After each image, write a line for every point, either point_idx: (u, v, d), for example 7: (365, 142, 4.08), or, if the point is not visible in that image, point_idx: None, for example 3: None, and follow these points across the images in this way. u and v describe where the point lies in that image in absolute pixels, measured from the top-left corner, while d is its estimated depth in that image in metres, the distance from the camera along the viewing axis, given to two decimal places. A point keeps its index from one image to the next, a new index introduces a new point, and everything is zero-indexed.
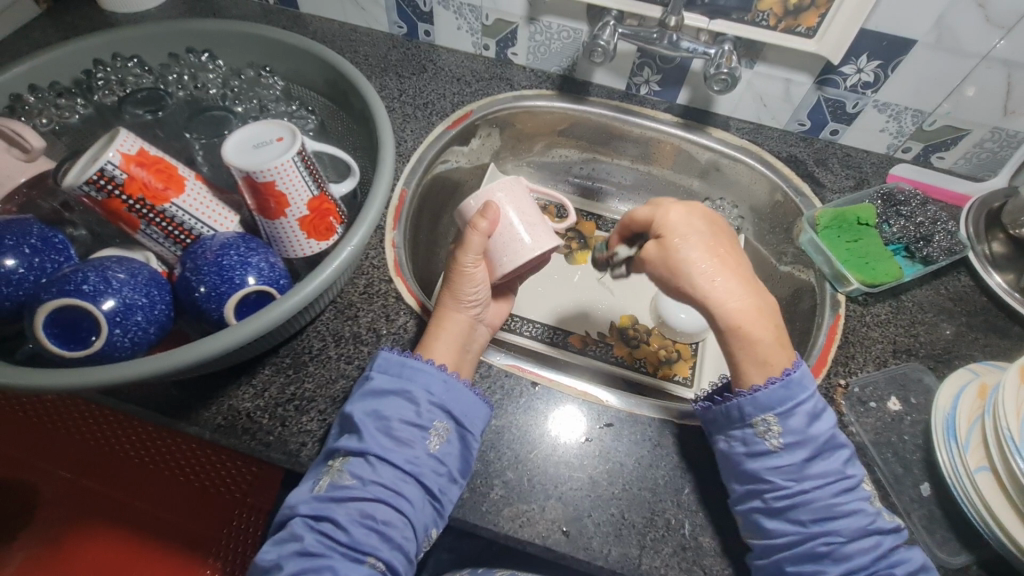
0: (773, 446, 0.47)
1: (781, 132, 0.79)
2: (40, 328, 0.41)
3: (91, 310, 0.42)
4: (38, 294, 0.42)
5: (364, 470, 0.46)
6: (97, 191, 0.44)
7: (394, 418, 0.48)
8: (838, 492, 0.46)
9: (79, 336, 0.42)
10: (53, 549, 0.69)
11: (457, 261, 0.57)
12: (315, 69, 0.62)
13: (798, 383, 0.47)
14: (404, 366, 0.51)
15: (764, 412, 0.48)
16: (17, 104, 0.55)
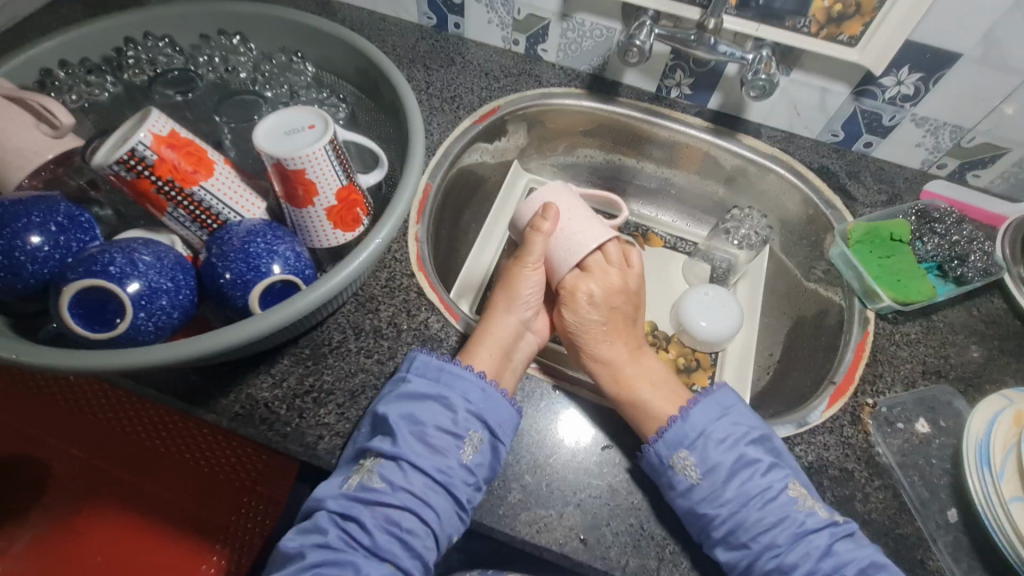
0: (693, 481, 0.48)
1: (813, 141, 0.77)
2: (65, 308, 0.40)
3: (118, 292, 0.41)
4: (65, 274, 0.42)
5: (394, 474, 0.46)
6: (127, 171, 0.43)
7: (429, 424, 0.48)
8: (762, 505, 0.47)
9: (104, 318, 0.42)
10: (62, 528, 0.69)
11: (518, 264, 0.59)
12: (346, 57, 0.61)
13: (694, 415, 0.51)
14: (445, 369, 0.51)
15: (674, 449, 0.49)
16: (47, 79, 0.54)
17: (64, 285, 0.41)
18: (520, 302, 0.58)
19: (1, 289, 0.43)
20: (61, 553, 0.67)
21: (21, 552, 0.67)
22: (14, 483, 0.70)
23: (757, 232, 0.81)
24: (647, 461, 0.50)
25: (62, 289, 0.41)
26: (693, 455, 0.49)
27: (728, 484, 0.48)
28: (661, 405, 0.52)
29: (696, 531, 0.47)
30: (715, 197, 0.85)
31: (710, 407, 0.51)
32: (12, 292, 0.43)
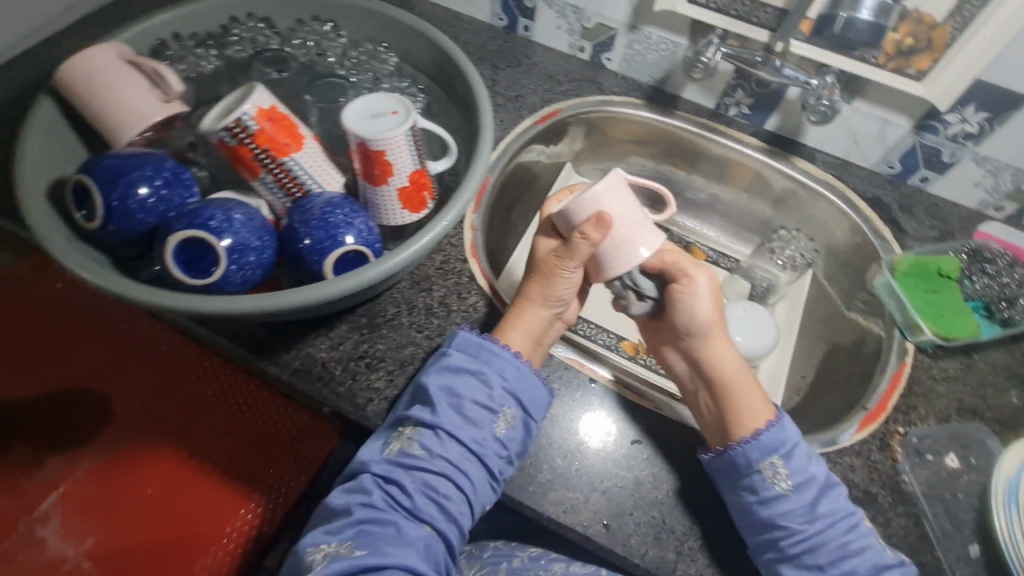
0: (781, 492, 0.49)
1: (868, 171, 0.78)
2: (169, 254, 0.45)
3: (217, 246, 0.46)
4: (170, 224, 0.47)
5: (432, 444, 0.49)
6: (232, 138, 0.48)
7: (466, 398, 0.51)
8: (846, 529, 0.48)
9: (201, 267, 0.46)
10: (118, 459, 0.75)
11: (560, 262, 0.55)
12: (425, 51, 0.65)
13: (788, 425, 0.51)
14: (480, 346, 0.54)
15: (769, 455, 0.50)
16: (161, 49, 0.60)
17: (170, 234, 0.46)
18: (558, 298, 0.57)
19: (112, 232, 0.48)
20: (118, 479, 0.74)
21: (82, 475, 0.73)
22: (80, 414, 0.77)
23: (803, 254, 0.83)
24: (734, 460, 0.50)
25: (168, 237, 0.46)
26: (785, 466, 0.50)
27: (817, 501, 0.48)
28: (755, 404, 0.52)
29: (765, 542, 0.48)
30: (762, 216, 0.86)
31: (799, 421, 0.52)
32: (122, 236, 0.48)
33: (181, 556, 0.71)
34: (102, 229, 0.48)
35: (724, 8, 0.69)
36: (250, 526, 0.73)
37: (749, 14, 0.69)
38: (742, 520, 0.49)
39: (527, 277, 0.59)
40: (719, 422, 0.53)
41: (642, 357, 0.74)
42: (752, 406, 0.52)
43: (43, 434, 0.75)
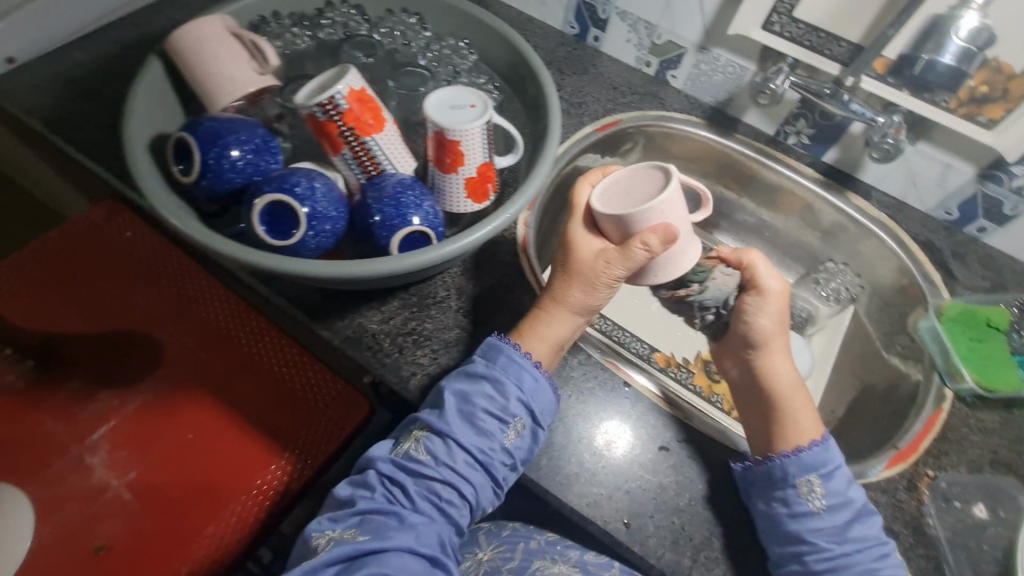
0: (813, 509, 0.50)
1: (923, 215, 0.77)
2: (256, 214, 0.49)
3: (299, 212, 0.49)
4: (258, 187, 0.50)
5: (440, 449, 0.51)
6: (322, 113, 0.51)
7: (479, 407, 0.52)
8: (876, 557, 0.49)
9: (282, 229, 0.50)
10: (164, 402, 0.79)
11: (607, 271, 0.55)
12: (501, 50, 0.68)
13: (831, 447, 0.53)
14: (499, 353, 0.55)
15: (806, 473, 0.51)
16: (262, 25, 0.65)
17: (258, 196, 0.49)
18: (589, 305, 0.56)
19: (204, 188, 0.52)
20: (161, 421, 0.78)
21: (131, 413, 0.78)
22: (136, 356, 0.82)
23: (848, 288, 0.83)
24: (770, 471, 0.52)
25: (256, 198, 0.50)
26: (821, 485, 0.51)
27: (849, 524, 0.50)
28: (802, 418, 0.54)
29: (788, 553, 0.49)
30: (808, 247, 0.86)
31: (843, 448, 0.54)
32: (212, 192, 0.53)
33: (209, 502, 0.74)
34: (195, 184, 0.52)
35: (798, 38, 0.70)
36: (278, 483, 0.76)
37: (822, 47, 0.70)
38: (769, 530, 0.51)
39: (555, 276, 0.57)
40: (766, 431, 0.56)
41: (673, 369, 0.74)
42: (799, 423, 0.54)
43: (100, 371, 0.80)
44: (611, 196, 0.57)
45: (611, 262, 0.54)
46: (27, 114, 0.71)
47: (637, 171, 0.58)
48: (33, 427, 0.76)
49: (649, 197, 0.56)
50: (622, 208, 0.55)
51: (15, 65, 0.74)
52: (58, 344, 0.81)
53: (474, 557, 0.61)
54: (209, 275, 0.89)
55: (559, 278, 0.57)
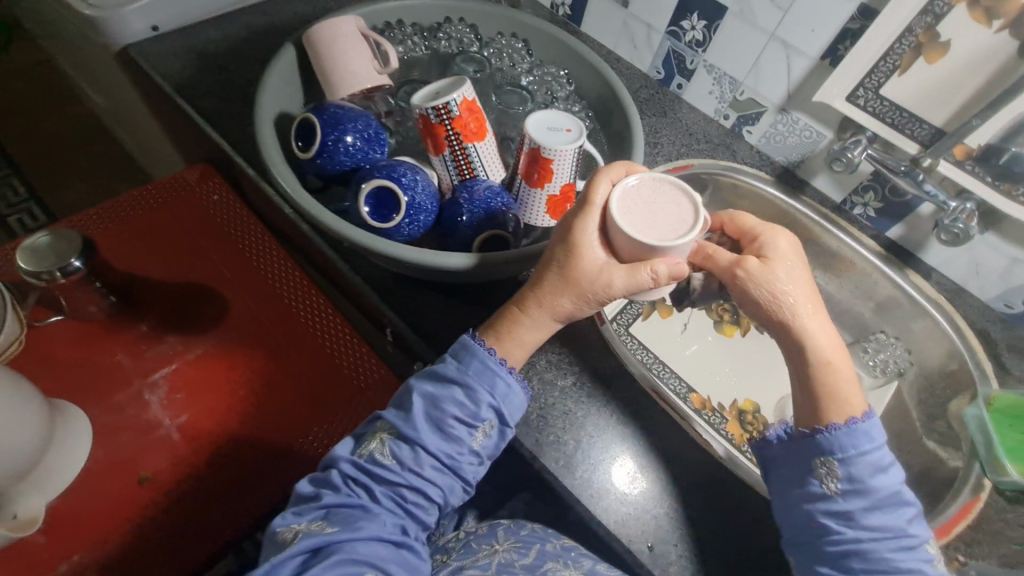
0: (828, 492, 0.50)
1: (981, 304, 0.78)
2: (363, 196, 0.56)
3: (401, 199, 0.55)
4: (368, 174, 0.57)
5: (405, 453, 0.52)
6: (435, 116, 0.56)
7: (447, 412, 0.52)
8: (897, 548, 0.49)
9: (383, 213, 0.56)
10: (223, 356, 0.83)
11: (606, 290, 0.51)
12: (593, 84, 0.73)
13: (860, 433, 0.50)
14: (473, 358, 0.54)
15: (824, 455, 0.51)
16: (388, 30, 0.73)
17: (368, 180, 0.56)
18: (572, 315, 0.54)
19: (319, 167, 0.59)
20: (218, 374, 0.82)
21: (193, 358, 0.83)
22: (203, 310, 0.86)
23: (896, 361, 0.82)
24: (787, 450, 0.53)
25: (365, 182, 0.56)
26: (841, 470, 0.50)
27: (868, 513, 0.49)
28: (852, 394, 0.51)
29: (801, 535, 0.51)
30: (859, 317, 0.85)
31: (875, 433, 0.50)
32: (324, 170, 0.59)
33: (245, 457, 0.78)
34: (311, 161, 0.58)
35: (880, 113, 0.73)
36: (313, 451, 0.78)
37: (904, 126, 0.72)
38: (786, 510, 0.53)
39: (546, 277, 0.53)
40: (811, 405, 0.53)
41: (707, 412, 0.74)
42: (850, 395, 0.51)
43: (170, 316, 0.85)
44: (632, 204, 0.52)
45: (615, 279, 0.50)
46: (160, 76, 0.79)
47: (661, 187, 0.53)
48: (103, 358, 0.81)
49: (671, 216, 0.51)
50: (642, 226, 0.50)
51: (157, 33, 0.83)
52: (138, 287, 0.86)
53: (491, 547, 0.61)
54: (272, 239, 0.91)
55: (552, 280, 0.53)
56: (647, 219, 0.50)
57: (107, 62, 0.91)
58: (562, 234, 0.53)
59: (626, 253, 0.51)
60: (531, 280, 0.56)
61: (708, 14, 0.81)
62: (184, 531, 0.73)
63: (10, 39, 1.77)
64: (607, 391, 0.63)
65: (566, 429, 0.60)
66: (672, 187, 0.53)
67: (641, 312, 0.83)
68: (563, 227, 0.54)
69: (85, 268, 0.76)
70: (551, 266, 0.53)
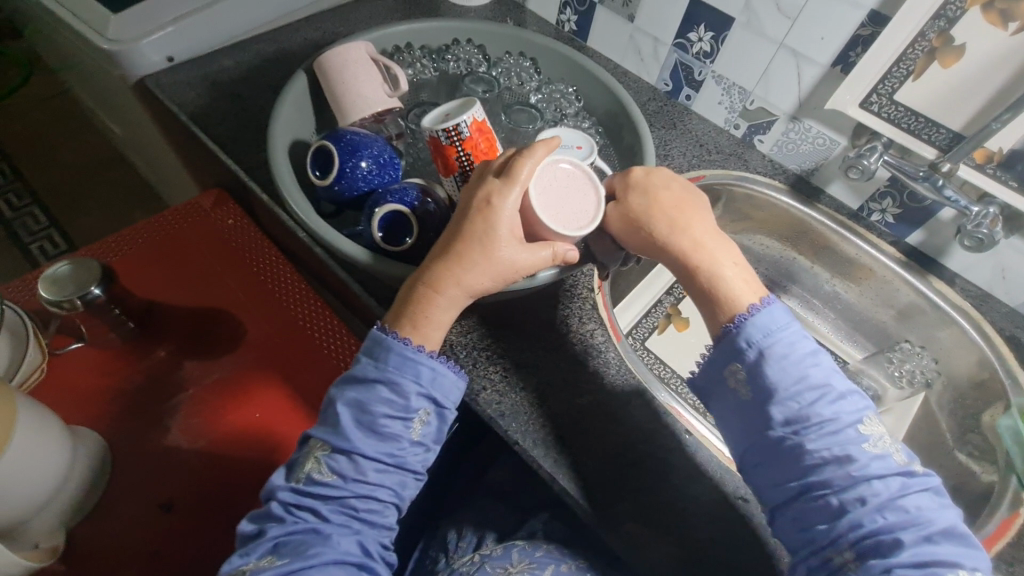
0: (743, 397, 0.53)
1: (1011, 309, 0.76)
2: (376, 222, 0.56)
3: (413, 220, 0.56)
4: (381, 199, 0.57)
5: (344, 466, 0.50)
6: (446, 137, 0.56)
7: (376, 412, 0.51)
8: (820, 437, 0.50)
9: (396, 236, 0.57)
10: (234, 381, 0.84)
11: (515, 263, 0.53)
12: (603, 100, 0.73)
13: (752, 326, 0.53)
14: (388, 352, 0.52)
15: (729, 361, 0.53)
16: (397, 53, 0.74)
17: (380, 206, 0.56)
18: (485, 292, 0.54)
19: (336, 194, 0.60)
20: (231, 396, 0.83)
21: (207, 385, 0.83)
22: (216, 335, 0.87)
23: (923, 372, 0.81)
24: (706, 374, 0.56)
25: (377, 207, 0.56)
26: (747, 368, 0.53)
27: (779, 408, 0.51)
28: (742, 290, 0.55)
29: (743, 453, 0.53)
30: (880, 323, 0.85)
31: (772, 321, 0.53)
32: (340, 196, 0.60)
33: (252, 477, 0.79)
34: (328, 187, 0.59)
35: (895, 119, 0.72)
36: None
37: (920, 131, 0.71)
38: (733, 435, 0.54)
39: (465, 256, 0.52)
40: None
41: None
42: (738, 294, 0.55)
43: (184, 345, 0.86)
44: (545, 185, 0.55)
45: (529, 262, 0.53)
46: (176, 106, 0.81)
47: (574, 175, 0.56)
48: (119, 384, 0.82)
49: (577, 203, 0.55)
50: (553, 212, 0.54)
51: (173, 63, 0.84)
52: (155, 313, 0.87)
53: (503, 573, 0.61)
54: (287, 262, 0.91)
55: (461, 252, 0.53)
56: (558, 203, 0.54)
57: (123, 92, 0.93)
58: (479, 208, 0.53)
59: (533, 230, 0.55)
60: (438, 252, 0.54)
61: (714, 25, 0.81)
62: (187, 554, 0.73)
63: (29, 74, 1.82)
64: (625, 411, 0.61)
65: (580, 449, 0.58)
66: (582, 173, 0.57)
67: (657, 325, 0.85)
68: (480, 201, 0.53)
69: (105, 295, 0.77)
70: (471, 242, 0.52)
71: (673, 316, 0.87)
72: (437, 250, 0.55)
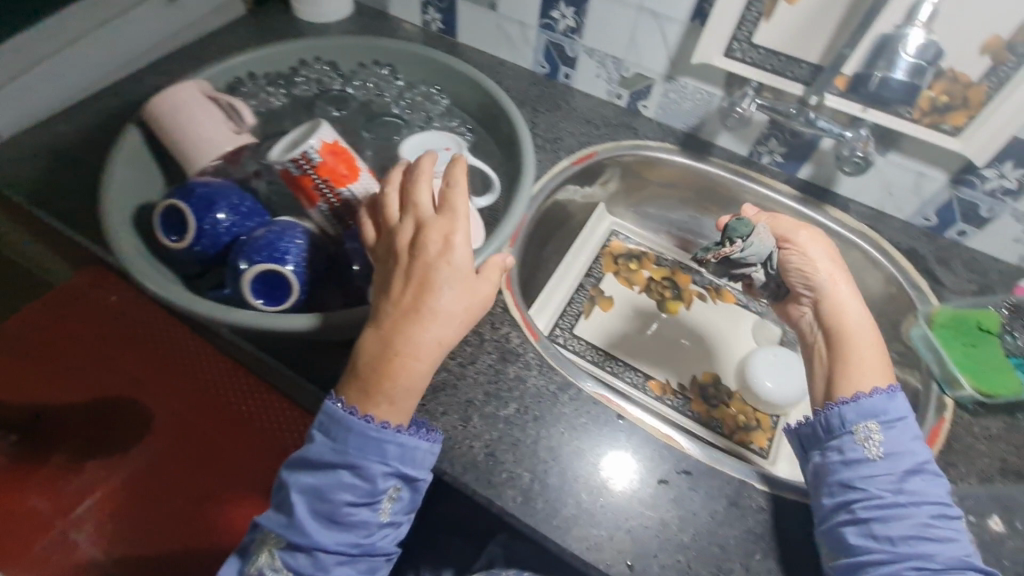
0: (870, 454, 0.51)
1: (904, 223, 0.78)
2: (247, 285, 0.51)
3: (291, 277, 0.51)
4: (246, 256, 0.51)
5: (303, 560, 0.46)
6: (297, 167, 0.52)
7: (337, 501, 0.46)
8: (936, 516, 0.49)
9: (273, 295, 0.52)
10: (154, 469, 0.76)
11: (479, 299, 0.48)
12: (472, 93, 0.70)
13: (891, 401, 0.53)
14: (348, 433, 0.47)
15: (866, 420, 0.52)
16: (237, 86, 0.68)
17: (248, 267, 0.50)
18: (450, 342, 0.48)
19: (195, 255, 0.54)
20: (154, 488, 0.75)
21: (120, 481, 0.75)
22: (123, 424, 0.78)
23: None
24: (829, 423, 0.54)
25: (245, 268, 0.51)
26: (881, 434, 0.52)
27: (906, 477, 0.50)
28: (873, 369, 0.55)
29: (836, 508, 0.50)
30: None
31: (906, 404, 0.54)
32: (204, 256, 0.54)
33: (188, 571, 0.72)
34: (187, 248, 0.53)
35: (759, 62, 0.72)
36: None
37: (784, 69, 0.72)
38: (830, 492, 0.51)
39: (433, 308, 0.46)
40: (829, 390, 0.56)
41: (669, 398, 0.78)
42: (868, 371, 0.55)
43: (85, 442, 0.77)
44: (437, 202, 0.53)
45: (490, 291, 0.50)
46: (9, 187, 0.72)
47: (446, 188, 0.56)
48: (15, 505, 0.72)
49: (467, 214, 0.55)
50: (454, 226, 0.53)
51: None
52: (42, 416, 0.77)
53: None
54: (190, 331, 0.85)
55: (419, 299, 0.47)
56: None
57: None
58: (435, 251, 0.47)
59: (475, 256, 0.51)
60: (394, 306, 0.47)
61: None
62: None
63: None
64: (553, 411, 0.58)
65: (519, 462, 0.55)
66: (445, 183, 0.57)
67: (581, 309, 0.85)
68: (436, 245, 0.47)
69: None
70: (444, 289, 0.46)
71: (597, 297, 0.87)
72: (390, 306, 0.47)
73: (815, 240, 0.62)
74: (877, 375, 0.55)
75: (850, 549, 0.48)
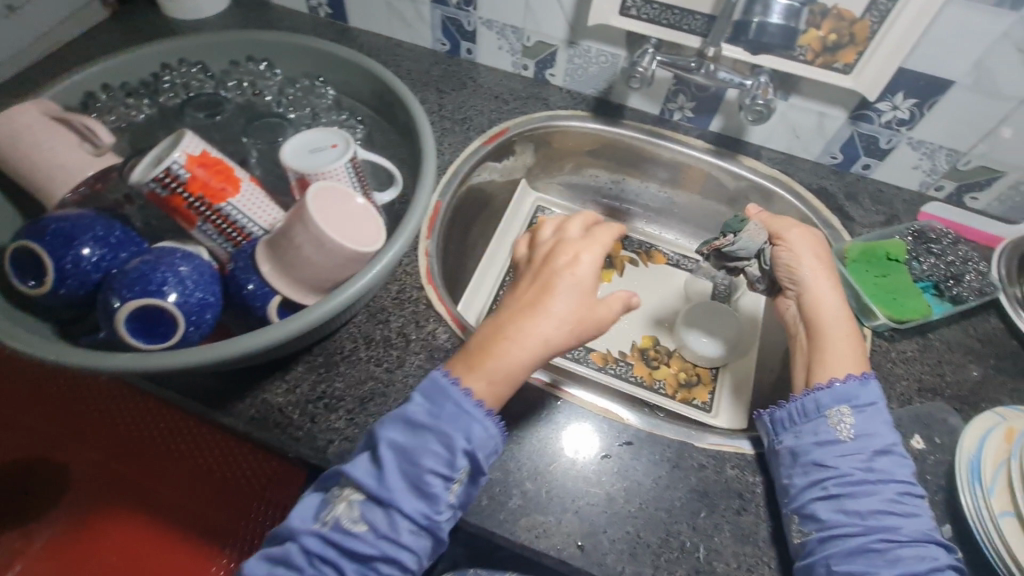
0: (842, 436, 0.51)
1: (813, 163, 0.80)
2: (123, 323, 0.46)
3: (172, 308, 0.46)
4: (116, 292, 0.46)
5: (380, 518, 0.43)
6: (162, 188, 0.47)
7: (424, 466, 0.44)
8: (901, 492, 0.50)
9: (157, 331, 0.47)
10: (75, 530, 0.70)
11: (596, 314, 0.49)
12: (363, 81, 0.66)
13: (861, 388, 0.53)
14: (447, 399, 0.46)
15: (840, 404, 0.53)
16: (92, 102, 0.60)
17: (121, 303, 0.45)
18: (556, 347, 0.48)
19: (63, 298, 0.48)
20: (77, 550, 0.69)
21: (38, 549, 0.69)
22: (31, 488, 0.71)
23: None
24: (806, 404, 0.54)
25: (117, 305, 0.45)
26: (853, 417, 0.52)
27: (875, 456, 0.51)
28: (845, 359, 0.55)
29: (808, 486, 0.50)
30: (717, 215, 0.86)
31: (876, 392, 0.54)
32: (73, 297, 0.48)
33: None
34: (49, 292, 0.47)
35: (654, 18, 0.71)
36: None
37: (680, 23, 0.71)
38: (802, 473, 0.51)
39: (545, 305, 0.48)
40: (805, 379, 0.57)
41: (611, 366, 0.78)
42: (836, 359, 0.55)
43: None
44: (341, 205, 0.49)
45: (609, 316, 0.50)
46: None
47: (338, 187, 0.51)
48: None
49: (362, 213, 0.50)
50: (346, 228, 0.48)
51: None
52: None
53: None
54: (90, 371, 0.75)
55: (534, 299, 0.49)
56: (357, 219, 0.49)
57: None
58: (565, 263, 0.51)
59: None
60: (517, 301, 0.50)
61: None
62: None
63: None
64: None
65: None
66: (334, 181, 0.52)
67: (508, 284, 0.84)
68: (567, 259, 0.51)
69: None
70: (563, 295, 0.49)
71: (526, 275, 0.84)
72: (514, 302, 0.50)
73: (803, 239, 0.62)
74: (852, 362, 0.55)
75: (822, 522, 0.48)
